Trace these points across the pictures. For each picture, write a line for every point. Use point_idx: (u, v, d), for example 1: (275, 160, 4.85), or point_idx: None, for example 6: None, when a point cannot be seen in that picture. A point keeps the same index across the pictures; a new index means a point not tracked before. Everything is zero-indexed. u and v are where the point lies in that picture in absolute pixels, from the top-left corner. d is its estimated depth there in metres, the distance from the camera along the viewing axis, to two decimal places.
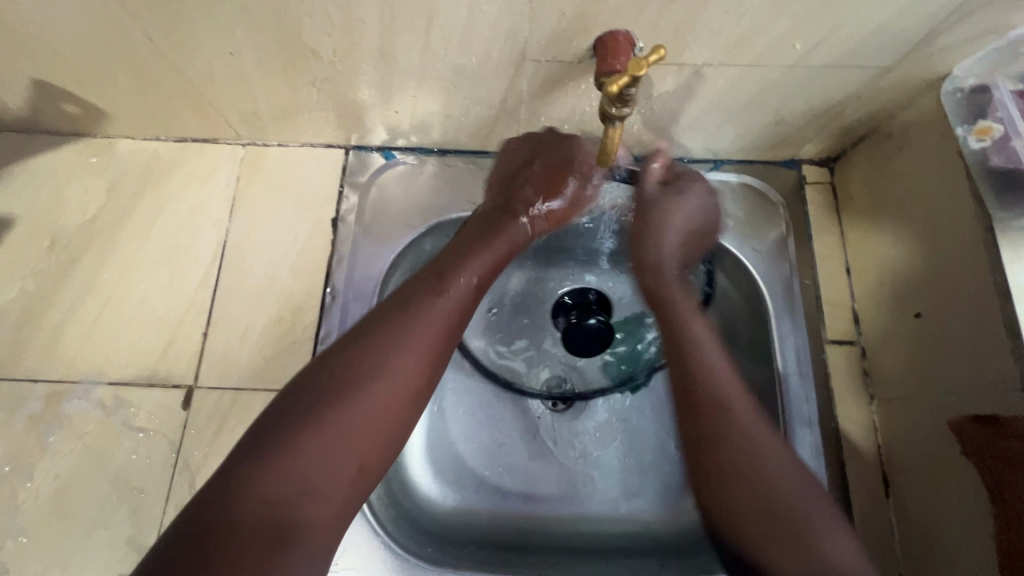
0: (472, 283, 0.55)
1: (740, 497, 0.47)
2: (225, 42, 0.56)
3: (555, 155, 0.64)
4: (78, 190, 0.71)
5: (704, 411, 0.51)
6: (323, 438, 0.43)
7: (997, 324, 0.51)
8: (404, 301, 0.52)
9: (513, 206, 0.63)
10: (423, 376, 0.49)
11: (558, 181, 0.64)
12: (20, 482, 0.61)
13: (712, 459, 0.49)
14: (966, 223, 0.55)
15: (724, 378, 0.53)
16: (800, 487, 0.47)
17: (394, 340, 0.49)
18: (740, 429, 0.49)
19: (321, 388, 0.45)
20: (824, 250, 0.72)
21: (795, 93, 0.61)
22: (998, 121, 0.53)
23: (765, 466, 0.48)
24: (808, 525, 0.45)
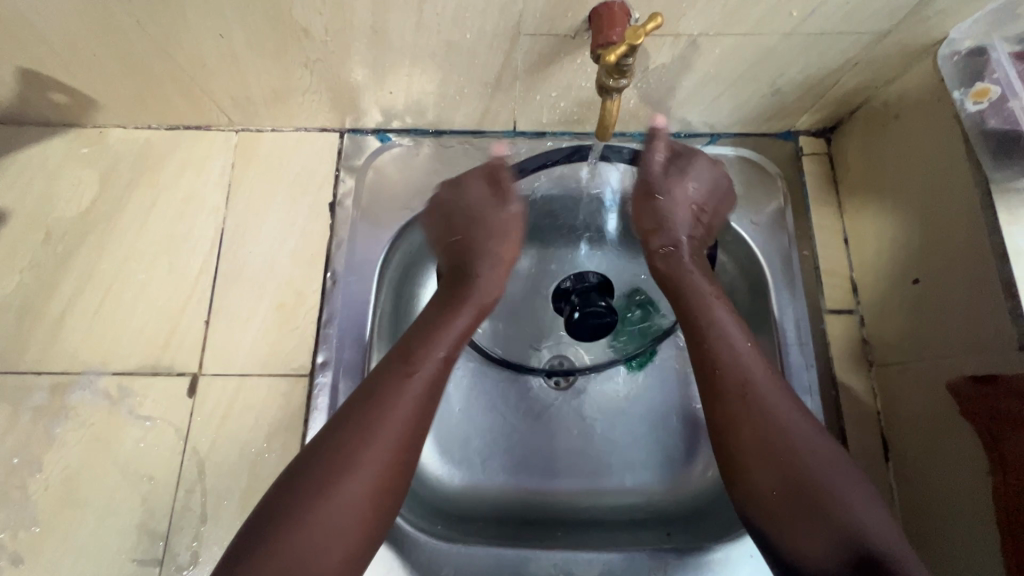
0: (439, 361, 0.53)
1: (766, 475, 0.49)
2: (216, 24, 0.55)
3: (461, 202, 0.65)
4: (71, 181, 0.71)
5: (730, 394, 0.52)
6: (308, 532, 0.44)
7: (993, 286, 0.51)
8: (372, 388, 0.51)
9: (463, 268, 0.62)
10: (397, 464, 0.49)
11: (486, 221, 0.64)
12: (29, 474, 0.61)
13: (733, 441, 0.51)
14: (964, 186, 0.55)
15: (747, 361, 0.53)
16: (827, 456, 0.49)
17: (365, 433, 0.48)
18: (770, 410, 0.51)
19: (298, 486, 0.46)
20: (822, 221, 0.73)
21: (792, 61, 0.61)
22: (994, 83, 0.53)
23: (796, 442, 0.50)
24: (837, 497, 0.47)
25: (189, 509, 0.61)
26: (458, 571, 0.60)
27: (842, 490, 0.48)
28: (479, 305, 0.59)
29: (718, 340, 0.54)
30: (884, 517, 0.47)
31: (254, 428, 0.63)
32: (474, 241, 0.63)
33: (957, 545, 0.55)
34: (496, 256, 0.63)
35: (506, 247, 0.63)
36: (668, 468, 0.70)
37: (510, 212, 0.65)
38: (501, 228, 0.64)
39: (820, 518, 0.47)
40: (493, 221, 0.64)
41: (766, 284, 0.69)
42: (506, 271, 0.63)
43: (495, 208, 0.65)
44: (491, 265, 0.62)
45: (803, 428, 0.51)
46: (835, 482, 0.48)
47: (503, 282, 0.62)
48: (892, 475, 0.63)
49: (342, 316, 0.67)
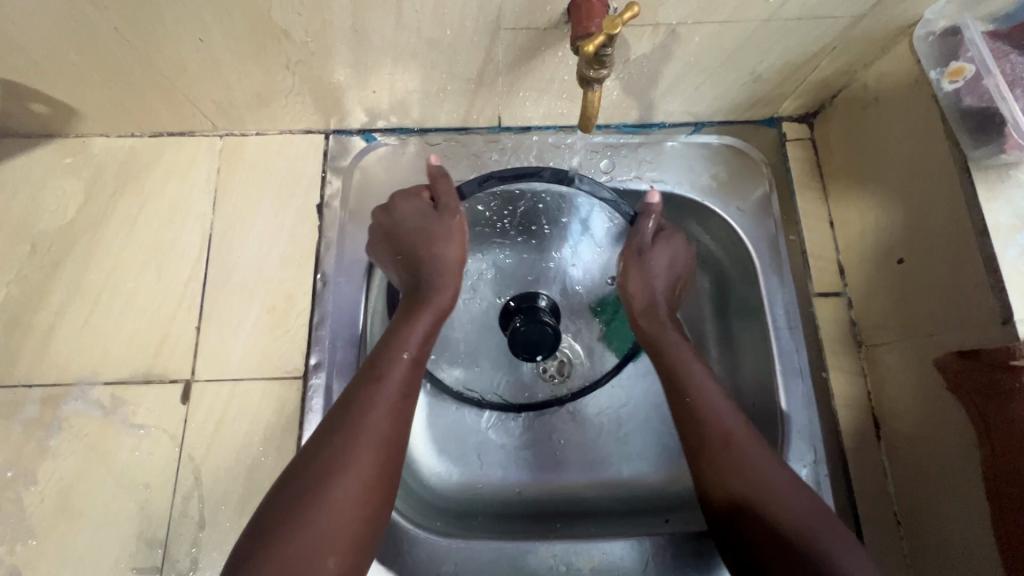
0: (406, 362, 0.54)
1: (753, 527, 0.50)
2: (195, 29, 0.55)
3: (399, 220, 0.62)
4: (56, 192, 0.70)
5: (716, 450, 0.53)
6: (296, 544, 0.44)
7: (974, 262, 0.52)
8: (350, 394, 0.52)
9: (420, 280, 0.60)
10: (381, 464, 0.49)
11: (422, 233, 0.60)
12: (23, 487, 0.61)
13: (721, 498, 0.52)
14: (944, 164, 0.55)
15: (726, 415, 0.55)
16: (805, 506, 0.50)
17: (348, 435, 0.49)
18: (748, 463, 0.52)
19: (293, 491, 0.47)
20: (807, 206, 0.74)
21: (771, 47, 0.61)
22: (969, 61, 0.53)
23: (775, 497, 0.50)
24: (821, 549, 0.47)
25: (187, 515, 0.61)
26: (457, 567, 0.60)
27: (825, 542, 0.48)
28: (436, 310, 0.57)
29: (706, 398, 0.56)
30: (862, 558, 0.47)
31: (249, 432, 0.63)
32: (421, 253, 0.60)
33: (951, 521, 0.56)
34: (447, 267, 0.60)
35: (450, 252, 0.60)
36: (663, 457, 0.70)
37: (442, 219, 0.61)
38: (444, 234, 0.60)
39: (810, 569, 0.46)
40: (436, 230, 0.60)
41: (754, 269, 0.69)
42: (457, 274, 0.60)
43: (432, 216, 0.61)
44: (441, 270, 0.60)
45: (783, 476, 0.52)
46: (814, 533, 0.48)
47: (459, 284, 0.60)
48: (885, 452, 0.64)
49: (334, 318, 0.66)
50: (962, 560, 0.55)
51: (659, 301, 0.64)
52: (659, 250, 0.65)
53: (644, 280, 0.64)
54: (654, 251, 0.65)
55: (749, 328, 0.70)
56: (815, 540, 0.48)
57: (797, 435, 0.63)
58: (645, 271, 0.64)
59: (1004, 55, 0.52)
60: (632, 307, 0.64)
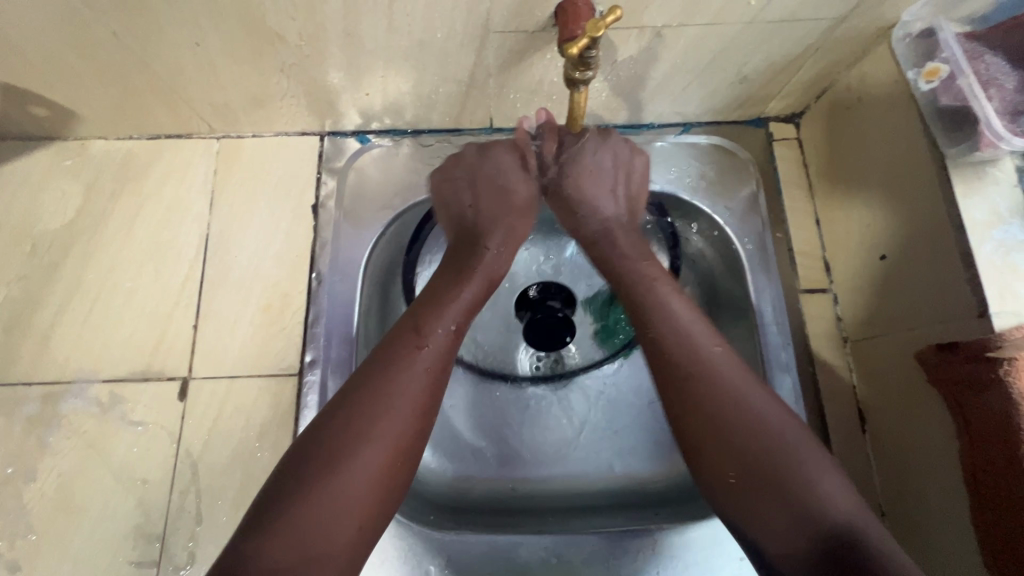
0: (448, 333, 0.55)
1: (721, 452, 0.50)
2: (191, 33, 0.56)
3: (493, 169, 0.65)
4: (56, 194, 0.71)
5: (682, 377, 0.53)
6: (322, 501, 0.45)
7: (952, 257, 0.53)
8: (384, 359, 0.52)
9: (478, 237, 0.63)
10: (413, 432, 0.51)
11: (502, 195, 0.65)
12: (23, 483, 0.62)
13: (695, 428, 0.52)
14: (924, 162, 0.57)
15: (701, 341, 0.54)
16: (781, 427, 0.50)
17: (378, 399, 0.50)
18: (722, 390, 0.52)
19: (319, 451, 0.48)
20: (794, 205, 0.75)
21: (755, 49, 0.63)
22: (944, 62, 0.54)
23: (756, 420, 0.50)
24: (797, 475, 0.48)
25: (184, 510, 0.62)
26: (450, 561, 0.61)
27: (805, 469, 0.48)
28: (487, 281, 0.61)
29: (678, 326, 0.55)
30: (842, 489, 0.47)
31: (246, 428, 0.64)
32: (491, 215, 0.64)
33: (933, 512, 0.57)
34: (506, 239, 0.63)
35: (519, 222, 0.65)
36: (654, 452, 0.71)
37: (529, 182, 0.65)
38: (523, 203, 0.65)
39: (784, 495, 0.47)
40: (518, 193, 0.65)
41: (742, 267, 0.70)
42: (516, 246, 0.65)
43: (523, 175, 0.65)
44: (503, 238, 0.64)
45: (762, 402, 0.52)
46: (794, 457, 0.49)
47: (512, 258, 0.64)
48: (870, 445, 0.65)
49: (329, 315, 0.67)
50: (944, 550, 0.56)
51: (606, 221, 0.64)
52: (575, 165, 0.65)
53: (581, 190, 0.64)
54: (568, 173, 0.64)
55: (738, 324, 0.71)
56: (794, 469, 0.48)
57: None
58: (571, 191, 0.65)
59: (978, 56, 0.54)
60: (582, 235, 0.65)
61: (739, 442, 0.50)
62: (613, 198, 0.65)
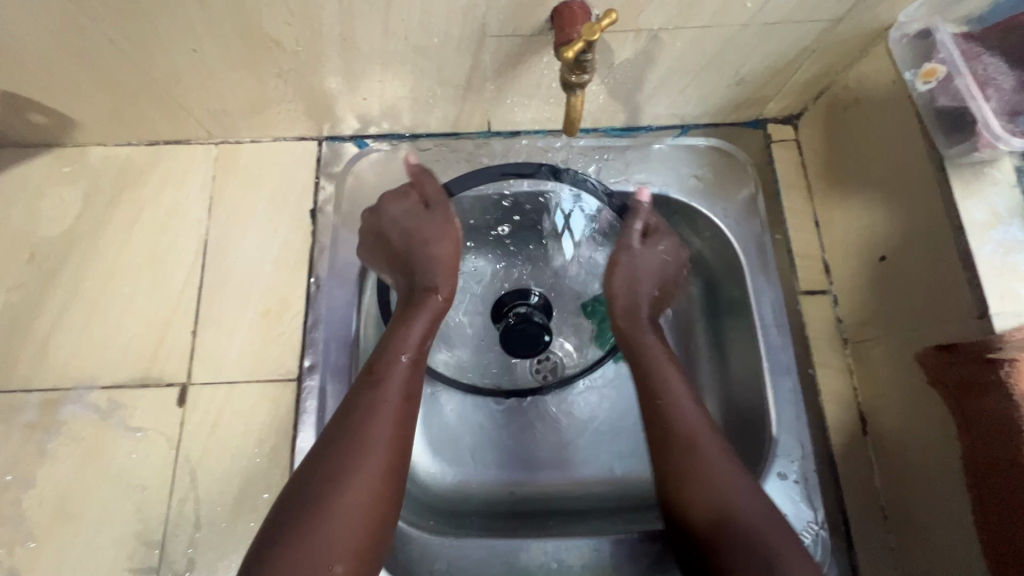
0: (405, 363, 0.55)
1: (707, 531, 0.51)
2: (188, 39, 0.56)
3: (389, 220, 0.65)
4: (54, 201, 0.72)
5: (680, 455, 0.54)
6: (312, 550, 0.45)
7: (952, 258, 0.53)
8: (352, 401, 0.53)
9: (416, 276, 0.63)
10: (385, 470, 0.50)
11: (419, 235, 0.64)
12: (22, 490, 0.62)
13: (683, 500, 0.53)
14: (922, 163, 0.56)
15: (699, 424, 0.56)
16: (760, 513, 0.51)
17: (353, 439, 0.50)
18: (709, 465, 0.53)
19: (300, 501, 0.48)
20: (793, 206, 0.75)
21: (752, 51, 0.62)
22: (941, 62, 0.54)
23: (730, 494, 0.52)
24: (769, 550, 0.49)
25: (183, 516, 0.61)
26: (450, 566, 0.61)
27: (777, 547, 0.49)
28: (434, 311, 0.60)
29: (670, 401, 0.57)
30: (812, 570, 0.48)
31: (244, 433, 0.64)
32: (418, 257, 0.63)
33: (935, 513, 0.56)
34: (441, 269, 0.63)
35: (445, 247, 0.64)
36: None
37: (434, 216, 0.65)
38: (435, 232, 0.64)
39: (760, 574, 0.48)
40: (429, 230, 0.64)
41: (742, 269, 0.70)
42: (454, 269, 0.64)
43: (427, 216, 0.65)
44: (437, 268, 0.63)
45: (741, 480, 0.53)
46: (768, 534, 0.50)
47: (455, 280, 0.63)
48: (871, 447, 0.65)
49: (327, 320, 0.67)
50: (945, 552, 0.56)
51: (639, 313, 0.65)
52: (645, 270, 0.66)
53: (630, 287, 0.66)
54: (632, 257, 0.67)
55: (737, 326, 0.71)
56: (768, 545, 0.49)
57: (784, 431, 0.64)
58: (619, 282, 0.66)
59: (976, 55, 0.54)
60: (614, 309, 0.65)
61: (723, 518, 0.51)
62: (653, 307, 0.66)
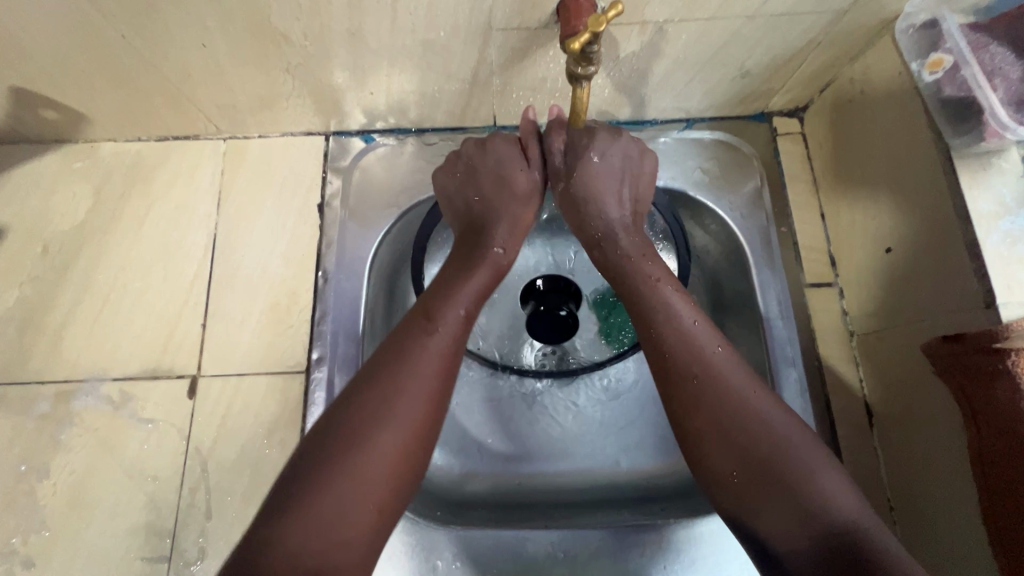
0: (461, 319, 0.55)
1: (726, 458, 0.49)
2: (198, 34, 0.57)
3: (491, 162, 0.63)
4: (66, 196, 0.73)
5: (682, 381, 0.51)
6: (342, 488, 0.45)
7: (959, 248, 0.53)
8: (398, 345, 0.52)
9: (484, 226, 0.61)
10: (423, 420, 0.50)
11: (504, 185, 0.62)
12: (37, 480, 0.63)
13: (696, 430, 0.50)
14: (929, 154, 0.56)
15: (702, 341, 0.52)
16: (783, 431, 0.49)
17: (394, 386, 0.50)
18: (723, 391, 0.50)
19: (336, 438, 0.48)
20: (799, 198, 0.75)
21: (757, 43, 0.63)
22: (947, 53, 0.54)
23: (746, 420, 0.49)
24: (795, 472, 0.47)
25: (194, 506, 0.62)
26: (458, 555, 0.62)
27: (803, 463, 0.47)
28: (495, 269, 0.59)
29: (670, 323, 0.54)
30: (846, 488, 0.46)
31: (254, 425, 0.65)
32: (493, 205, 0.62)
33: (943, 507, 0.56)
34: (512, 232, 0.61)
35: (523, 210, 0.62)
36: (660, 448, 0.71)
37: (530, 173, 0.63)
38: (531, 190, 0.63)
39: (783, 497, 0.46)
40: (517, 183, 0.63)
41: (748, 261, 0.70)
42: (521, 238, 0.62)
43: (524, 171, 0.63)
44: (509, 226, 0.61)
45: (763, 403, 0.50)
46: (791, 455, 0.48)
47: (519, 245, 0.62)
48: (878, 441, 0.65)
49: (336, 312, 0.68)
50: (951, 541, 0.56)
51: (614, 222, 0.60)
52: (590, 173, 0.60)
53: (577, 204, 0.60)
54: (585, 171, 0.60)
55: (742, 319, 0.71)
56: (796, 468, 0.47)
57: None
58: (580, 195, 0.60)
59: (983, 45, 0.53)
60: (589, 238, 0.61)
61: (743, 442, 0.49)
62: (618, 205, 0.61)
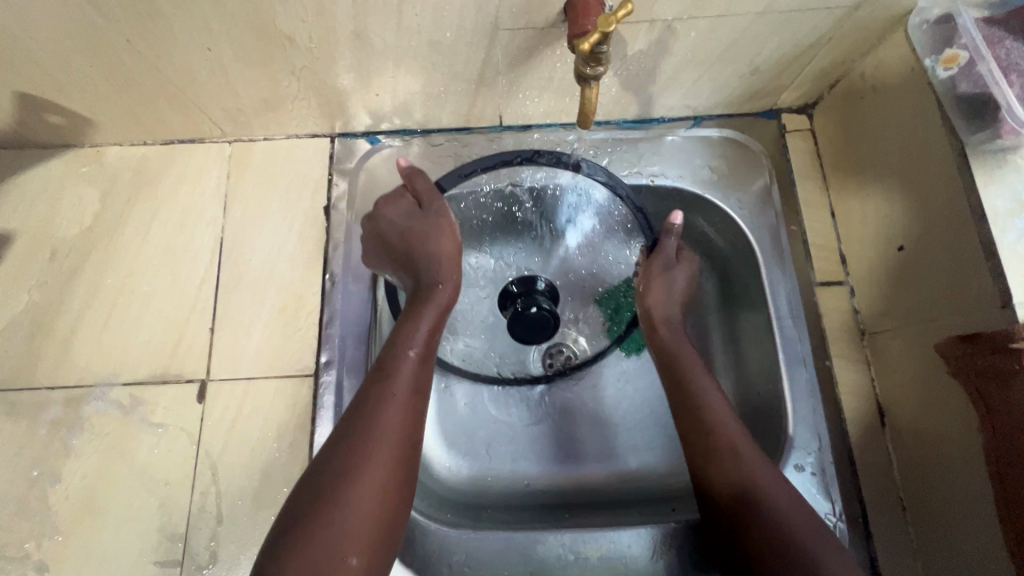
0: (414, 359, 0.55)
1: (755, 539, 0.50)
2: (203, 38, 0.56)
3: (385, 223, 0.63)
4: (72, 201, 0.72)
5: (719, 463, 0.54)
6: (317, 547, 0.45)
7: (973, 247, 0.52)
8: (360, 398, 0.53)
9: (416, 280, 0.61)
10: (395, 462, 0.50)
11: (410, 240, 0.61)
12: (49, 485, 0.63)
13: (731, 511, 0.52)
14: (942, 151, 0.56)
15: (738, 435, 0.55)
16: (796, 513, 0.51)
17: (361, 434, 0.50)
18: (753, 474, 0.53)
19: (309, 497, 0.48)
20: (808, 197, 0.74)
21: (766, 41, 0.62)
22: (963, 48, 0.53)
23: (769, 502, 0.51)
24: (808, 549, 0.49)
25: (206, 510, 0.62)
26: (469, 558, 0.61)
27: (811, 541, 0.49)
28: (439, 308, 0.58)
29: (709, 408, 0.57)
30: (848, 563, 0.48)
31: (264, 429, 0.65)
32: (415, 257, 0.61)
33: (957, 508, 0.56)
34: (445, 264, 0.60)
35: (441, 241, 0.61)
36: (669, 446, 0.71)
37: (429, 214, 0.62)
38: (432, 227, 0.61)
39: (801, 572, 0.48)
40: (421, 229, 0.61)
41: (758, 260, 0.69)
42: (456, 261, 0.61)
43: (421, 215, 0.62)
44: (438, 263, 0.60)
45: (778, 481, 0.53)
46: (806, 535, 0.49)
47: (457, 269, 0.61)
48: (890, 439, 0.64)
49: (343, 316, 0.68)
50: (968, 542, 0.55)
51: (666, 318, 0.65)
52: (676, 263, 0.66)
53: (665, 293, 0.65)
54: (670, 270, 0.66)
55: (752, 318, 0.70)
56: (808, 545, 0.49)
57: (802, 424, 0.63)
58: (655, 287, 0.65)
59: (1000, 40, 0.53)
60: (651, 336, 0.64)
61: (772, 524, 0.50)
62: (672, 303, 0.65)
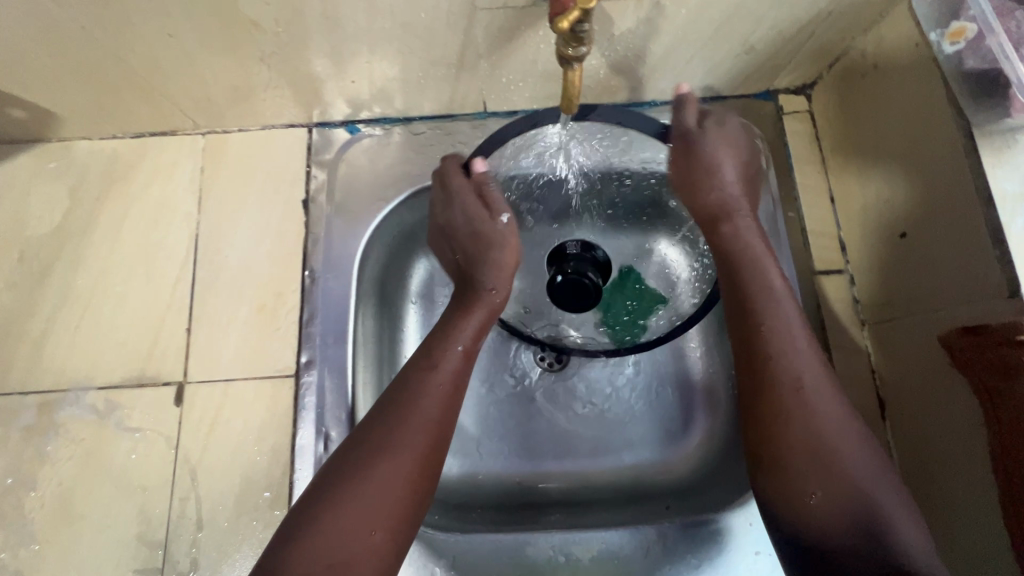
0: (459, 354, 0.53)
1: (813, 479, 0.48)
2: (165, 24, 0.53)
3: (455, 216, 0.60)
4: (41, 199, 0.70)
5: (784, 393, 0.50)
6: (343, 515, 0.45)
7: (980, 233, 0.50)
8: (400, 379, 0.52)
9: (469, 278, 0.60)
10: (428, 451, 0.49)
11: (478, 242, 0.60)
12: (24, 493, 0.61)
13: (783, 445, 0.49)
14: (949, 132, 0.53)
15: (802, 359, 0.51)
16: (863, 466, 0.48)
17: (398, 417, 0.49)
18: (816, 412, 0.49)
19: (341, 469, 0.47)
20: (807, 181, 0.70)
21: (762, 16, 0.58)
22: (970, 20, 0.51)
23: (838, 449, 0.48)
24: (873, 507, 0.46)
25: (186, 517, 0.61)
26: (457, 561, 0.60)
27: (876, 501, 0.46)
28: (490, 309, 0.58)
29: (775, 318, 0.52)
30: (920, 531, 0.46)
31: (244, 432, 0.63)
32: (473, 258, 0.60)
33: (959, 504, 0.54)
34: (501, 269, 0.59)
35: (500, 251, 0.59)
36: (662, 441, 0.69)
37: (494, 224, 0.60)
38: (497, 238, 0.59)
39: (856, 526, 0.46)
40: (488, 233, 0.59)
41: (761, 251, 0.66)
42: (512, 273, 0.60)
43: (486, 219, 0.60)
44: (495, 271, 0.59)
45: (841, 417, 0.49)
46: (872, 491, 0.47)
47: (512, 279, 0.60)
48: (890, 433, 0.62)
49: (324, 313, 0.65)
50: (969, 542, 0.53)
51: (725, 195, 0.59)
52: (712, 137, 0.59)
53: (708, 165, 0.59)
54: (704, 133, 0.59)
55: None
56: (874, 501, 0.46)
57: None
58: (699, 161, 0.59)
59: (1009, 11, 0.49)
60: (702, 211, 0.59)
61: (835, 468, 0.47)
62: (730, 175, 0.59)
